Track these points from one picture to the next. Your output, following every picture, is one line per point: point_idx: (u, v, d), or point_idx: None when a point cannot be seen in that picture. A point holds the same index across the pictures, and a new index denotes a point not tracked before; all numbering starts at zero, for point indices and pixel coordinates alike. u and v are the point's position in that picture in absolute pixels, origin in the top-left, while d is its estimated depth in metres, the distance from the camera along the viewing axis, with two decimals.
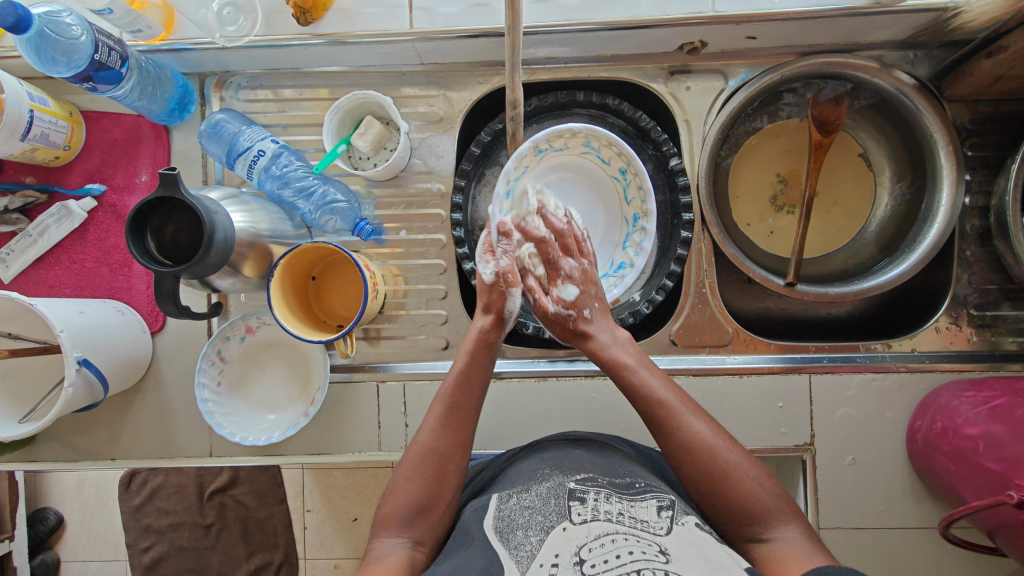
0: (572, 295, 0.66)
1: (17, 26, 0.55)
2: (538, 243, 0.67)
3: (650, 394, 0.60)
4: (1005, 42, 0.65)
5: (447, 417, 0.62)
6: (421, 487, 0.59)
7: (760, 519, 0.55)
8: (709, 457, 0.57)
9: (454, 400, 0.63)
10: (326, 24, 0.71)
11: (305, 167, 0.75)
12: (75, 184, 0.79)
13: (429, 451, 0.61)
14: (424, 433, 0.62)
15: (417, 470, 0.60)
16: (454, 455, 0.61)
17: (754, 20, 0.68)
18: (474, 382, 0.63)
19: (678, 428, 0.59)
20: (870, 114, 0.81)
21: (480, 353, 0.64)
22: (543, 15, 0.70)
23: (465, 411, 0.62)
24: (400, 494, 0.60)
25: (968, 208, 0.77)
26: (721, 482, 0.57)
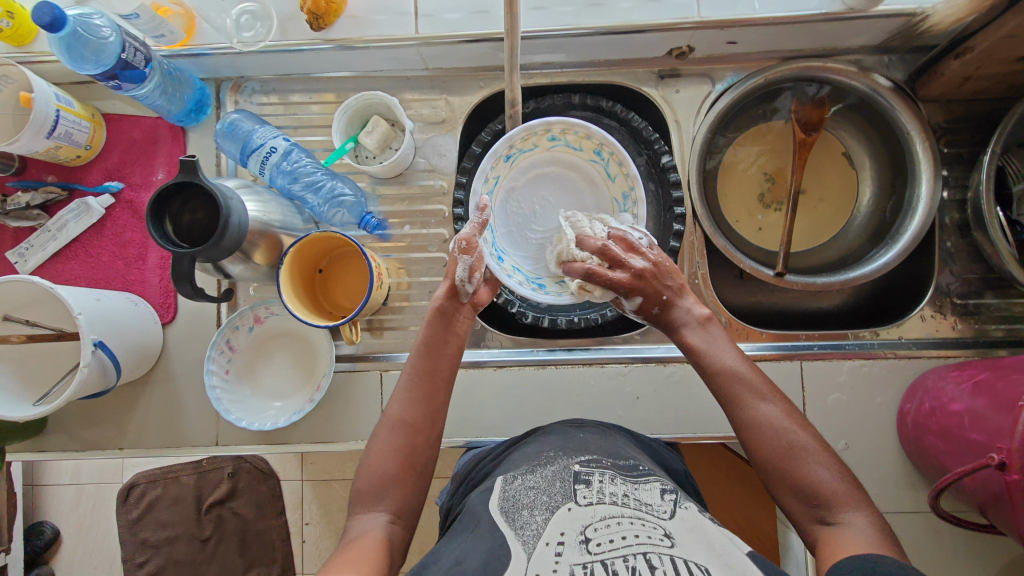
0: (638, 302, 0.65)
1: (53, 25, 0.59)
2: (601, 253, 0.65)
3: (723, 374, 0.61)
4: (970, 44, 0.69)
5: (416, 387, 0.63)
6: (394, 455, 0.60)
7: (828, 502, 0.53)
8: (777, 437, 0.56)
9: (425, 370, 0.64)
10: (338, 29, 0.75)
11: (314, 164, 0.78)
12: (94, 181, 0.83)
13: (400, 421, 0.62)
14: (394, 404, 0.63)
15: (388, 442, 0.61)
16: (425, 424, 0.62)
17: (737, 25, 0.73)
18: (440, 352, 0.65)
19: (747, 407, 0.59)
20: (850, 116, 0.85)
21: (440, 324, 0.66)
22: (540, 21, 0.74)
23: (433, 380, 0.64)
24: (371, 463, 0.60)
25: (946, 201, 0.80)
26: (791, 461, 0.55)
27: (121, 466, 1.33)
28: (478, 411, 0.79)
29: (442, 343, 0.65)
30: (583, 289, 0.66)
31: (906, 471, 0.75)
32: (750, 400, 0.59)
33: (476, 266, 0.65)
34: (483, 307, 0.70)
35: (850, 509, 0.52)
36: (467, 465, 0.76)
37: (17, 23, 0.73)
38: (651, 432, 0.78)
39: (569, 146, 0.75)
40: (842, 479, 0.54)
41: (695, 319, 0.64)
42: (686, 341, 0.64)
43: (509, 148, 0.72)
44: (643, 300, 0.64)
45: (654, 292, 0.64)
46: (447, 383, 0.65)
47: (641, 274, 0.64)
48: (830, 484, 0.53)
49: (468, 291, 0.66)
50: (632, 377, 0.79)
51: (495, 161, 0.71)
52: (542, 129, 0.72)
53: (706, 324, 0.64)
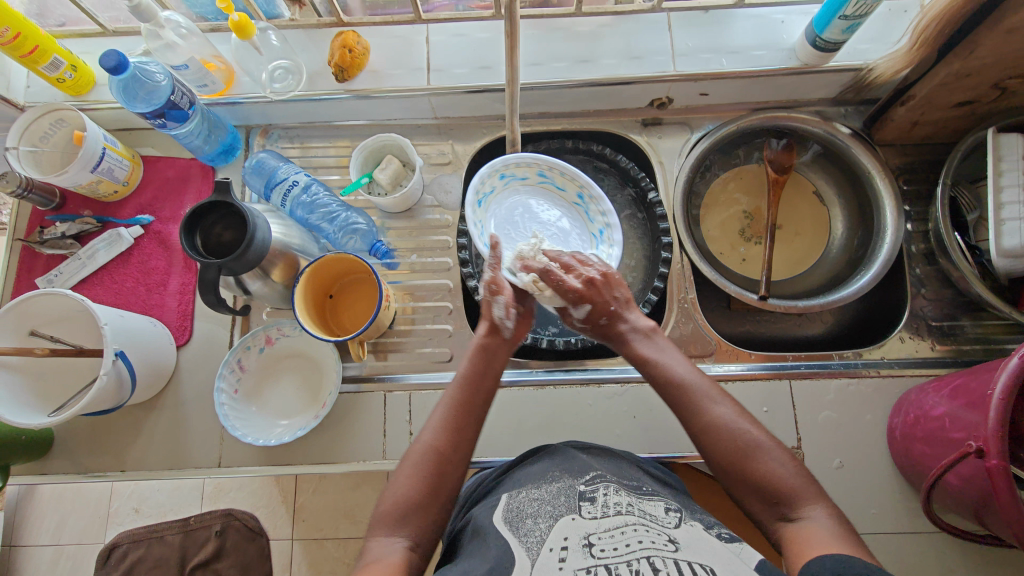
0: (588, 310, 0.68)
1: (116, 68, 0.69)
2: (544, 274, 0.67)
3: (677, 381, 0.63)
4: (913, 92, 0.78)
5: (452, 417, 0.63)
6: (419, 484, 0.59)
7: (787, 499, 0.55)
8: (732, 438, 0.59)
9: (459, 403, 0.64)
10: (359, 81, 0.86)
11: (330, 197, 0.86)
12: (126, 215, 0.90)
13: (429, 448, 0.61)
14: (428, 432, 0.63)
15: (417, 468, 0.60)
16: (455, 456, 0.62)
17: (709, 78, 0.83)
18: (479, 386, 0.65)
19: (702, 411, 0.61)
20: (818, 159, 0.94)
21: (482, 360, 0.67)
22: (536, 75, 0.85)
23: (468, 416, 0.64)
24: (397, 490, 0.60)
25: (911, 232, 0.87)
26: (747, 460, 0.57)
27: (105, 523, 1.18)
28: (479, 431, 0.80)
29: (486, 378, 0.66)
30: (530, 283, 0.67)
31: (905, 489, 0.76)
32: (704, 404, 0.61)
33: (510, 303, 0.67)
34: (521, 343, 0.70)
35: (808, 501, 0.54)
36: (471, 488, 0.75)
37: (78, 75, 0.83)
38: (649, 451, 0.79)
39: (554, 185, 0.82)
40: (800, 474, 0.56)
41: (644, 328, 0.68)
42: (637, 351, 0.66)
43: (503, 168, 0.78)
44: (592, 308, 0.68)
45: (601, 302, 0.68)
46: (482, 417, 0.65)
47: (591, 281, 0.68)
48: (787, 481, 0.56)
49: (507, 325, 0.68)
50: (628, 396, 0.81)
51: (492, 174, 0.77)
52: (534, 166, 0.79)
53: (651, 335, 0.68)
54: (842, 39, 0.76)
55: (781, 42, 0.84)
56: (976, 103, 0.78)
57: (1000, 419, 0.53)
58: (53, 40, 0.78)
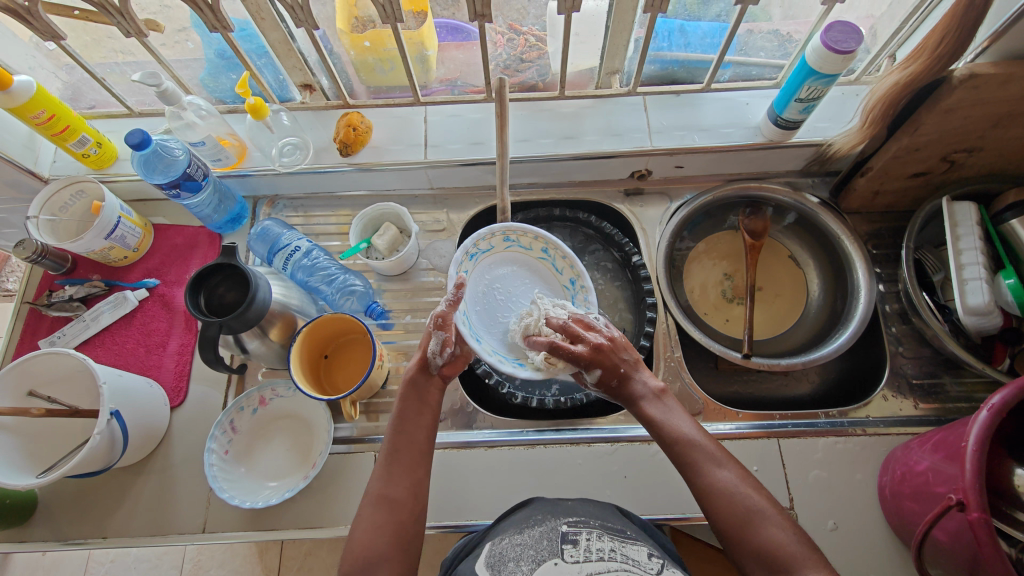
0: (598, 374, 0.69)
1: (140, 145, 0.76)
2: (551, 345, 0.69)
3: (680, 440, 0.65)
4: (870, 164, 0.85)
5: (391, 460, 0.65)
6: (377, 533, 0.59)
7: (786, 567, 0.55)
8: (733, 503, 0.59)
9: (400, 442, 0.66)
10: (361, 156, 0.93)
11: (330, 261, 0.90)
12: (133, 279, 0.94)
13: (381, 497, 0.62)
14: (373, 481, 0.63)
15: (373, 518, 0.60)
16: (406, 498, 0.62)
17: (683, 152, 0.91)
18: (415, 424, 0.67)
19: (704, 473, 0.62)
20: (792, 226, 1.01)
21: (414, 395, 0.70)
22: (524, 150, 0.92)
23: (409, 453, 0.65)
24: (354, 543, 0.59)
25: (883, 293, 0.91)
26: (748, 526, 0.58)
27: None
28: (470, 493, 0.80)
29: (413, 413, 0.68)
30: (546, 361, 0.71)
31: (903, 553, 0.74)
32: (706, 467, 0.62)
33: (449, 340, 0.70)
34: (452, 379, 0.74)
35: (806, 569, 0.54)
36: (461, 548, 0.73)
37: (102, 150, 0.90)
38: (640, 513, 0.78)
39: (521, 246, 0.84)
40: (801, 541, 0.56)
41: (653, 390, 0.68)
42: (646, 413, 0.67)
43: (473, 246, 0.78)
44: (602, 371, 0.69)
45: (609, 364, 0.69)
46: (425, 452, 0.67)
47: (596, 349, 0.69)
48: (786, 548, 0.56)
49: (506, 372, 0.71)
50: (618, 456, 0.82)
51: (466, 254, 0.77)
52: (499, 234, 0.81)
53: (660, 398, 0.68)
54: (800, 118, 0.84)
55: (749, 120, 0.92)
56: (929, 174, 0.85)
57: (977, 470, 0.54)
58: (83, 120, 0.85)
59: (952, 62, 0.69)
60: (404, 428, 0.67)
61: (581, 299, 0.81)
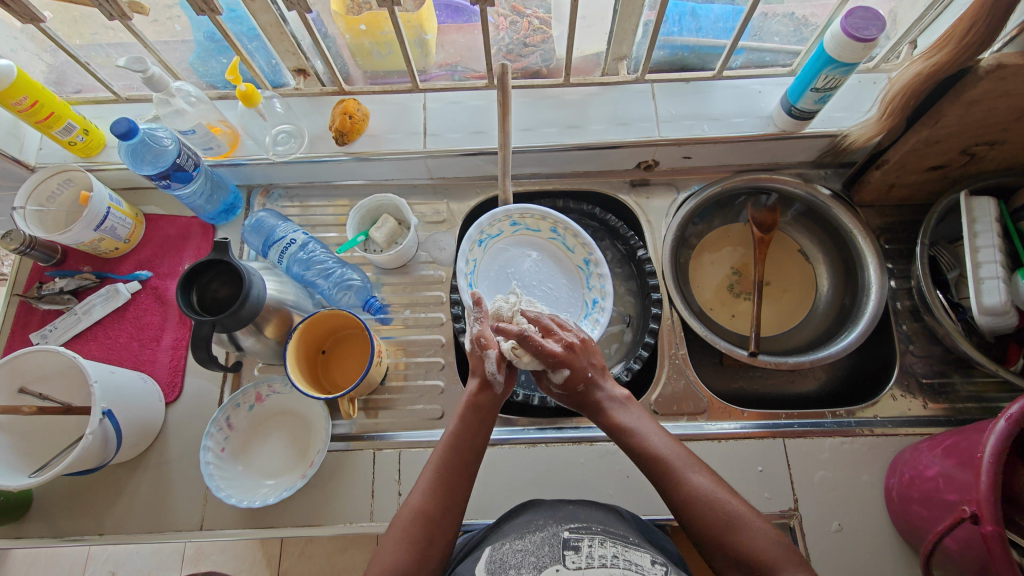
0: (566, 375, 0.68)
1: (127, 134, 0.73)
2: (520, 337, 0.68)
3: (649, 450, 0.63)
4: (886, 156, 0.82)
5: (439, 480, 0.63)
6: (407, 550, 0.58)
7: (767, 573, 0.53)
8: (709, 510, 0.58)
9: (448, 463, 0.64)
10: (358, 144, 0.90)
11: (327, 254, 0.88)
12: (125, 271, 0.91)
13: (418, 512, 0.60)
14: (415, 496, 0.62)
15: (406, 536, 0.59)
16: (444, 520, 0.61)
17: (692, 142, 0.88)
18: (470, 446, 0.65)
19: (679, 480, 0.60)
20: (801, 220, 0.98)
21: (473, 416, 0.67)
22: (528, 139, 0.89)
23: (457, 477, 0.63)
24: (385, 556, 0.58)
25: (895, 290, 0.89)
26: (730, 532, 0.56)
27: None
28: (471, 492, 0.79)
29: (475, 437, 0.66)
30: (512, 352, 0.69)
31: (908, 556, 0.73)
32: (680, 474, 0.60)
33: (501, 357, 0.68)
34: (508, 397, 0.71)
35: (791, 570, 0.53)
36: (460, 549, 0.72)
37: (89, 138, 0.87)
38: (643, 514, 0.77)
39: (530, 228, 0.89)
40: (781, 543, 0.56)
41: (619, 397, 0.68)
42: (613, 419, 0.67)
43: (481, 234, 0.84)
44: (569, 374, 0.68)
45: (577, 372, 0.68)
46: (470, 477, 0.64)
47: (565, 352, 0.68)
48: (768, 550, 0.55)
49: (497, 380, 0.68)
50: (621, 456, 0.80)
51: (473, 243, 0.83)
52: (507, 217, 0.86)
53: (626, 404, 0.68)
54: (815, 108, 0.80)
55: (760, 110, 0.88)
56: (948, 167, 0.82)
57: (992, 483, 0.52)
58: (68, 106, 0.82)
59: (980, 52, 0.65)
60: (453, 448, 0.65)
61: (598, 280, 0.85)
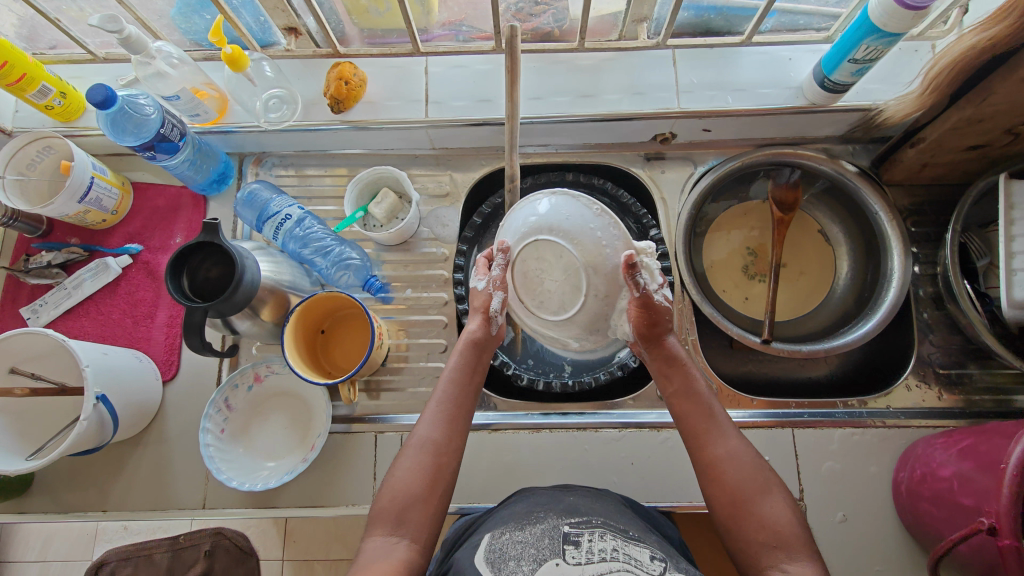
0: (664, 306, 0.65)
1: (104, 103, 0.67)
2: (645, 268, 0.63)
3: (699, 405, 0.65)
4: (923, 134, 0.76)
5: (442, 409, 0.63)
6: (416, 477, 0.58)
7: (786, 543, 0.55)
8: (743, 473, 0.60)
9: (454, 394, 0.65)
10: (355, 112, 0.84)
11: (324, 231, 0.83)
12: (115, 244, 0.88)
13: (428, 440, 0.61)
14: (424, 426, 0.62)
15: (416, 460, 0.59)
16: (449, 447, 0.61)
17: (714, 115, 0.82)
18: (470, 380, 0.66)
19: (720, 439, 0.63)
20: (824, 199, 0.93)
21: (473, 349, 0.67)
22: (537, 109, 0.83)
23: (460, 404, 0.64)
24: (396, 483, 0.58)
25: (918, 275, 0.85)
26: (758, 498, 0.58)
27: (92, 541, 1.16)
28: (474, 476, 0.78)
29: (473, 370, 0.67)
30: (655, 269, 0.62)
31: (911, 547, 0.73)
32: (720, 434, 0.63)
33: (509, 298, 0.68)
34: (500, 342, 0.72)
35: (800, 550, 0.54)
36: (457, 532, 0.71)
37: (67, 101, 0.81)
38: (646, 501, 0.77)
39: None
40: (797, 524, 0.56)
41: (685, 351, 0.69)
42: (673, 353, 0.68)
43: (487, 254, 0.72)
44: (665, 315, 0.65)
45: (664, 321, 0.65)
46: (469, 404, 0.65)
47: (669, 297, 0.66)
48: (788, 526, 0.56)
49: (499, 322, 0.68)
50: (626, 443, 0.79)
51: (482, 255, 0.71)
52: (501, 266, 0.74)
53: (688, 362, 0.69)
54: (852, 80, 0.74)
55: (789, 81, 0.82)
56: (987, 147, 0.76)
57: (1012, 496, 0.49)
58: (41, 67, 0.76)
59: None
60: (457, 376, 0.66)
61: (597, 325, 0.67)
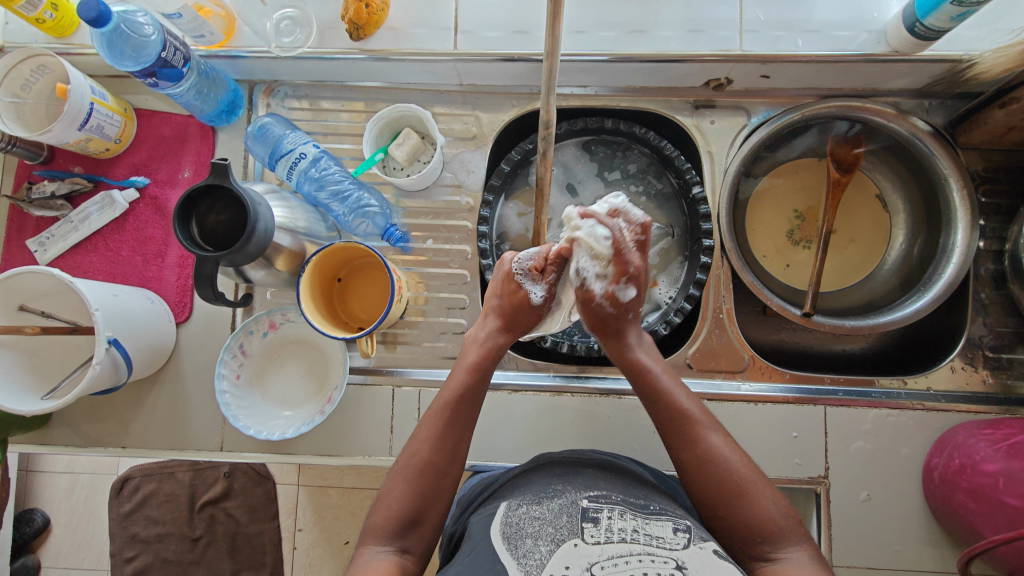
0: (631, 295, 0.61)
1: (98, 20, 0.62)
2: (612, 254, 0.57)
3: (677, 410, 0.62)
4: (1017, 93, 0.67)
5: (445, 428, 0.61)
6: (412, 499, 0.58)
7: (770, 537, 0.54)
8: (724, 473, 0.57)
9: (457, 411, 0.62)
10: (376, 40, 0.76)
11: (342, 172, 0.77)
12: (120, 176, 0.82)
13: (427, 463, 0.59)
14: (422, 446, 0.60)
15: (415, 483, 0.58)
16: (449, 467, 0.60)
17: (778, 60, 0.73)
18: (476, 397, 0.63)
19: (699, 439, 0.60)
20: (888, 157, 0.84)
21: (485, 367, 0.64)
22: (579, 45, 0.75)
23: (463, 423, 0.62)
24: (390, 502, 0.58)
25: (981, 251, 0.78)
26: (740, 494, 0.56)
27: (116, 458, 1.22)
28: (491, 434, 0.77)
29: (479, 387, 0.64)
30: (597, 257, 0.57)
31: (931, 529, 0.72)
32: (696, 436, 0.60)
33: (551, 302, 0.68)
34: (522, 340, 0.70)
35: (784, 544, 0.54)
36: (471, 490, 0.70)
37: (61, 15, 0.73)
38: (667, 469, 0.75)
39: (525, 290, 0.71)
40: (781, 510, 0.56)
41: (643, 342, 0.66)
42: (638, 359, 0.64)
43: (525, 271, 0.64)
44: (634, 296, 0.62)
45: (631, 304, 0.62)
46: (471, 419, 0.63)
47: (632, 275, 0.60)
48: (773, 516, 0.55)
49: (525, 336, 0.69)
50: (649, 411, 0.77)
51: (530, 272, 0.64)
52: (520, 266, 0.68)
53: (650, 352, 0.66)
54: (948, 27, 0.65)
55: (871, 22, 0.73)
56: None
57: None
58: None
59: None
60: (462, 391, 0.63)
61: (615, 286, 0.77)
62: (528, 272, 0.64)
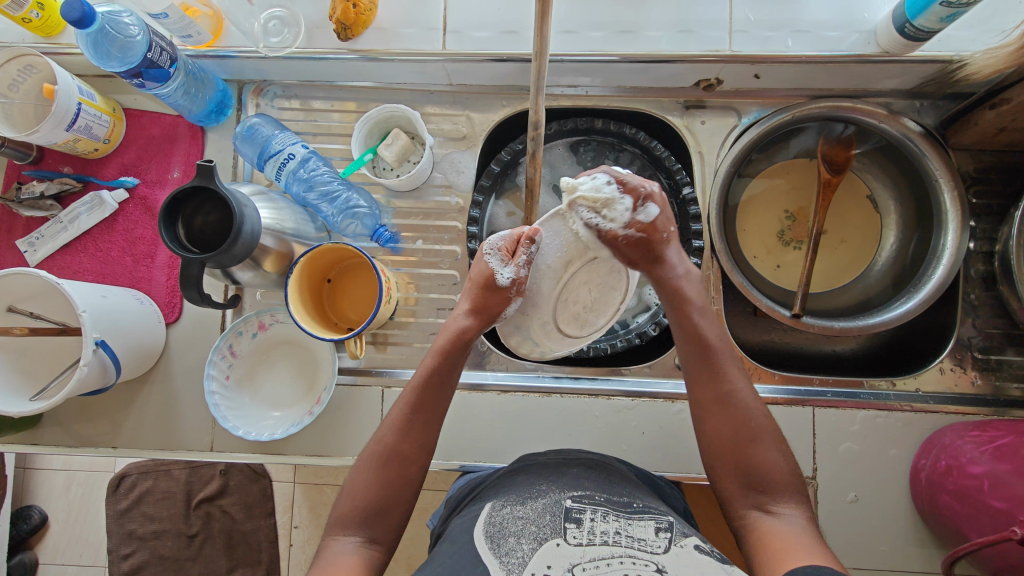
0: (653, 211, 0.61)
1: (81, 20, 0.61)
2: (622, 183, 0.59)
3: (700, 336, 0.63)
4: (1008, 94, 0.67)
5: (411, 417, 0.61)
6: (377, 488, 0.58)
7: (771, 492, 0.56)
8: (739, 415, 0.60)
9: (421, 404, 0.62)
10: (365, 40, 0.75)
11: (331, 173, 0.77)
12: (110, 176, 0.82)
13: (392, 451, 0.60)
14: (389, 432, 0.61)
15: (378, 471, 0.59)
16: (415, 454, 0.61)
17: (767, 60, 0.72)
18: (441, 386, 0.63)
19: (724, 378, 0.61)
20: (878, 158, 0.84)
21: (450, 354, 0.63)
22: (568, 45, 0.74)
23: (432, 410, 0.62)
24: (356, 492, 0.59)
25: (972, 252, 0.78)
26: (748, 445, 0.58)
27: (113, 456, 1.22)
28: (481, 435, 0.77)
29: (448, 370, 0.63)
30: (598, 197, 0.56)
31: (918, 528, 0.72)
32: (725, 375, 0.61)
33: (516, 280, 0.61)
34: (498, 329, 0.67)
35: (785, 500, 0.56)
36: (460, 490, 0.70)
37: (47, 14, 0.73)
38: (655, 470, 0.75)
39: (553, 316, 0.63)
40: (784, 468, 0.58)
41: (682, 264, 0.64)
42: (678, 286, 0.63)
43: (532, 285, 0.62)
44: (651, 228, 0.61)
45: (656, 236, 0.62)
46: (440, 404, 0.63)
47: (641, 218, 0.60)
48: (776, 472, 0.57)
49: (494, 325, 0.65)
50: (638, 412, 0.77)
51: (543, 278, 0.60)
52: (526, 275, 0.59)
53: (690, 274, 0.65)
54: (937, 28, 0.65)
55: (861, 22, 0.72)
56: None
57: None
58: None
59: None
60: (429, 375, 0.63)
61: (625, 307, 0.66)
62: (498, 252, 0.61)
